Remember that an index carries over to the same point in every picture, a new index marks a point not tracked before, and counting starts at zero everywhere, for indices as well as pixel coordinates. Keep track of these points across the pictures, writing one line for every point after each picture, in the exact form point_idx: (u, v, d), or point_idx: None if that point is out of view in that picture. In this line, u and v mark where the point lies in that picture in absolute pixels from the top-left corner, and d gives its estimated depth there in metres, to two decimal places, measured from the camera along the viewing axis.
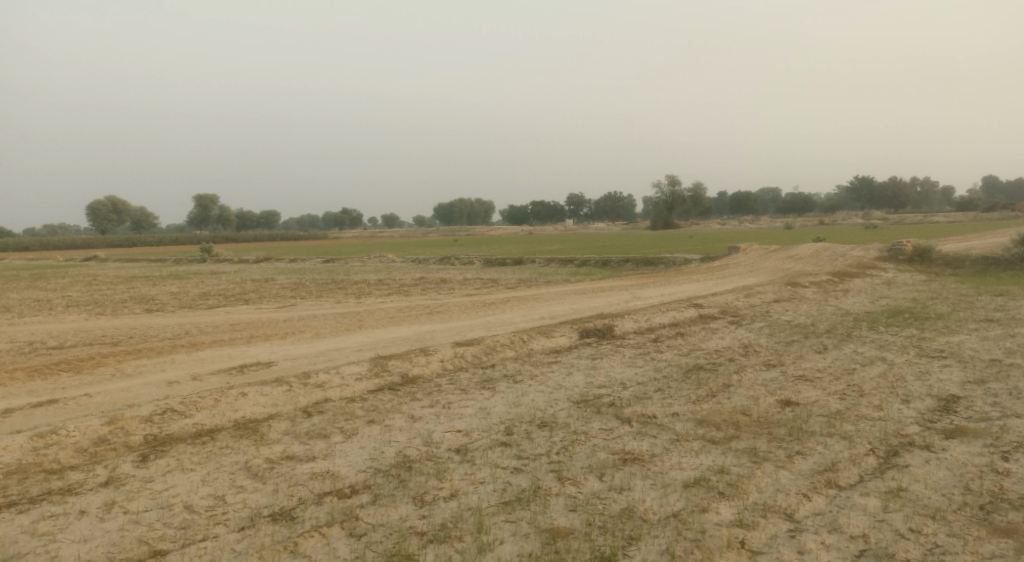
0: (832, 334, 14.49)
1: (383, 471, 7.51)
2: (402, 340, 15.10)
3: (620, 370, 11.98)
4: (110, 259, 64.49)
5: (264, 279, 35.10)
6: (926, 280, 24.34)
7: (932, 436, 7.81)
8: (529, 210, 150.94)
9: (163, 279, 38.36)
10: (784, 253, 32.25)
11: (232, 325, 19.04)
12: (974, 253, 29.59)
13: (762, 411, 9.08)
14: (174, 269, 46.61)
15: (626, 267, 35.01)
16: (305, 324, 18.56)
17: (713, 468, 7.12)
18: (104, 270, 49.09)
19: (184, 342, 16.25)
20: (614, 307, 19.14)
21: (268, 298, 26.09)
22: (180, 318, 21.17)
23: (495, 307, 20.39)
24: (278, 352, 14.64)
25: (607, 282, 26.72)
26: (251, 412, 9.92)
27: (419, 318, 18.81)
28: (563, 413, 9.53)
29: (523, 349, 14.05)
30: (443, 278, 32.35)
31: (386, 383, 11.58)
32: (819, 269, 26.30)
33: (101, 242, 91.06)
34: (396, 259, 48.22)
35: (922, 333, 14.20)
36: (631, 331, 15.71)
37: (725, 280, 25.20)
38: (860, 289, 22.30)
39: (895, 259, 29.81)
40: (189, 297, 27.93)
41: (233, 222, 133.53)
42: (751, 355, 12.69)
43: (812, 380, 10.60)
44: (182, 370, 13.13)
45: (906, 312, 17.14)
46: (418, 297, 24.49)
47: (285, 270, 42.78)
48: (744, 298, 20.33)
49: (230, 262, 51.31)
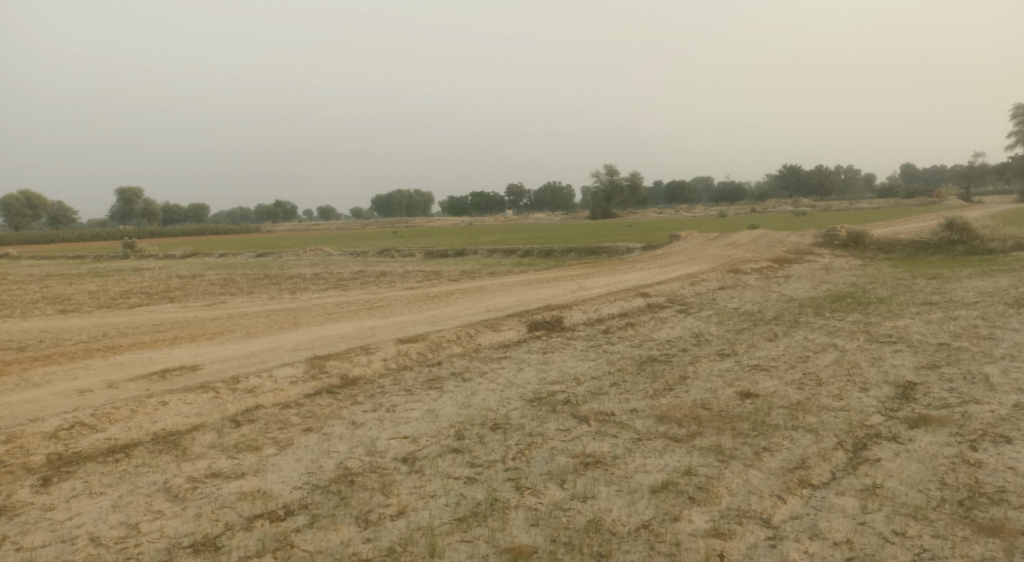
0: (780, 321, 14.46)
1: (322, 487, 6.76)
2: (341, 338, 14.22)
3: (573, 364, 11.52)
4: (21, 256, 60.27)
5: (192, 276, 33.17)
6: (862, 265, 24.97)
7: (897, 426, 7.76)
8: (469, 200, 150.10)
9: (79, 277, 35.81)
10: (725, 240, 32.61)
11: (156, 326, 17.66)
12: (903, 238, 30.64)
13: (722, 405, 8.75)
14: (92, 266, 43.79)
15: (569, 257, 34.77)
16: (236, 323, 17.38)
17: (681, 470, 6.69)
18: (15, 267, 45.73)
19: (100, 346, 14.87)
20: (561, 298, 18.68)
21: (196, 296, 24.55)
22: (97, 319, 19.54)
23: (439, 300, 19.65)
24: (205, 354, 13.53)
25: (553, 272, 26.33)
26: (172, 423, 8.92)
27: (359, 313, 17.89)
28: (516, 413, 8.97)
29: (470, 344, 13.42)
30: (383, 271, 31.30)
31: (324, 386, 10.74)
32: (760, 256, 26.62)
33: (14, 238, 84.97)
34: (333, 252, 46.67)
35: (868, 318, 14.30)
36: (580, 323, 15.30)
37: (669, 268, 25.16)
38: (801, 275, 22.60)
39: (830, 245, 30.59)
40: (107, 296, 26.01)
41: (160, 216, 127.41)
42: (704, 344, 12.44)
43: (768, 369, 10.40)
44: (96, 377, 11.89)
45: (848, 297, 17.38)
46: (357, 291, 23.50)
47: (216, 264, 40.73)
48: (690, 285, 20.26)
49: (155, 258, 48.62)
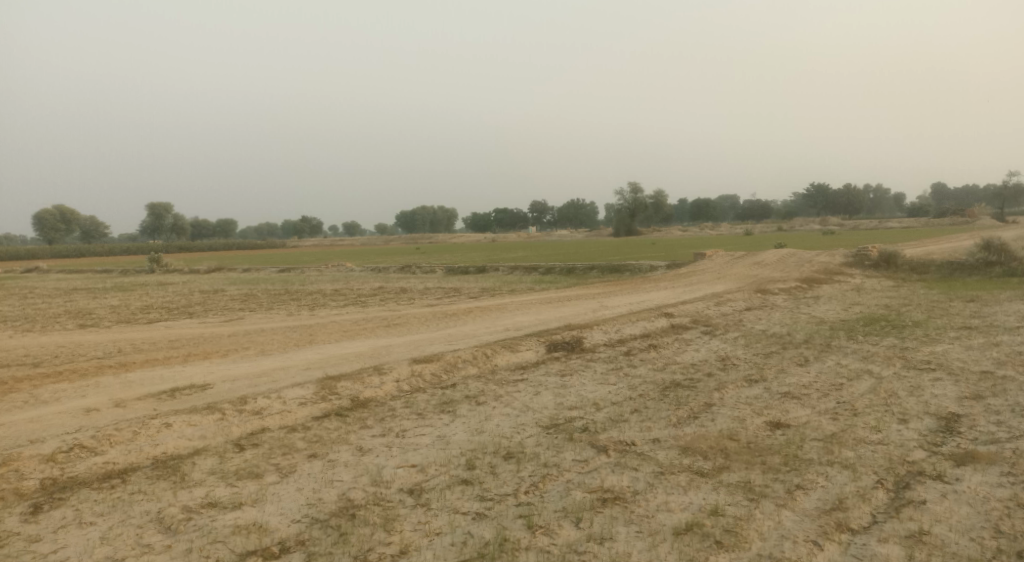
0: (811, 344, 13.83)
1: (322, 521, 6.36)
2: (355, 358, 13.89)
3: (592, 388, 11.04)
4: (52, 269, 61.36)
5: (213, 291, 33.23)
6: (894, 286, 24.08)
7: (942, 463, 7.14)
8: (492, 217, 150.41)
9: (104, 291, 36.09)
10: (751, 259, 31.89)
11: (172, 342, 17.55)
12: (937, 258, 29.62)
13: (751, 436, 8.19)
14: (118, 280, 44.38)
15: (592, 274, 34.29)
16: (251, 340, 17.18)
17: (706, 510, 6.17)
18: (44, 280, 46.41)
19: (113, 362, 14.72)
20: (582, 318, 18.20)
21: (215, 311, 24.49)
22: (115, 334, 19.49)
23: (458, 318, 19.28)
24: (217, 372, 13.31)
25: (574, 290, 25.87)
26: (174, 447, 8.64)
27: (375, 331, 17.58)
28: (531, 441, 8.51)
29: (486, 365, 13.01)
30: (403, 288, 31.07)
31: (333, 408, 10.39)
32: (788, 276, 25.87)
33: (48, 252, 86.84)
34: (355, 267, 46.66)
35: (904, 343, 13.60)
36: (600, 344, 14.82)
37: (693, 287, 24.55)
38: (831, 296, 21.85)
39: (861, 265, 29.69)
40: (128, 310, 26.07)
41: (188, 231, 129.48)
42: (730, 369, 11.88)
43: (799, 397, 9.81)
44: (105, 395, 11.69)
45: (882, 320, 16.64)
46: (376, 308, 23.25)
47: (239, 279, 40.93)
48: (715, 305, 19.65)
49: (181, 273, 49.11)
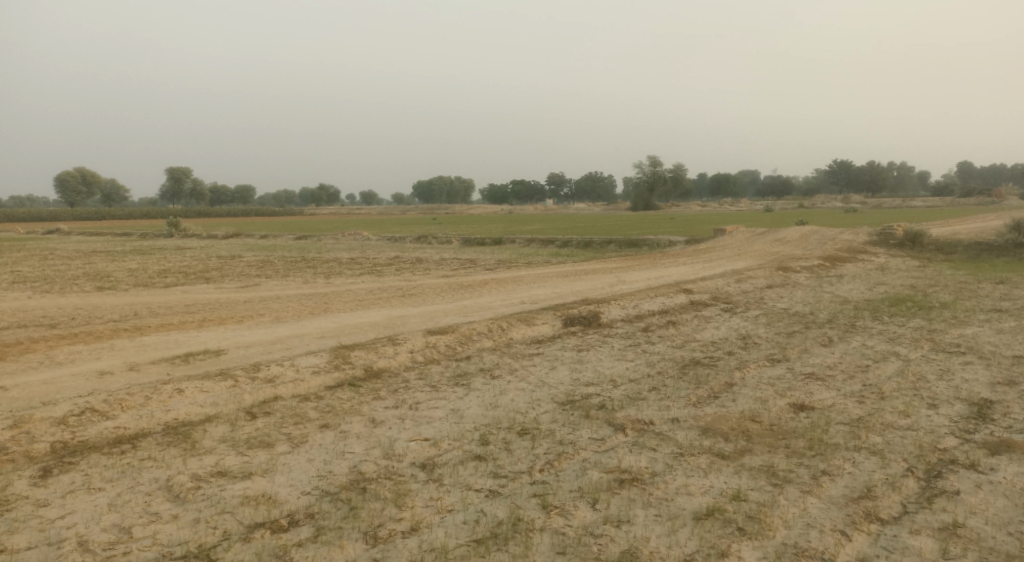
0: (834, 324, 13.46)
1: (332, 494, 6.23)
2: (370, 327, 13.76)
3: (610, 365, 10.82)
4: (72, 232, 61.89)
5: (230, 256, 33.25)
6: (920, 266, 23.49)
7: (975, 451, 6.85)
8: (508, 189, 149.58)
9: (123, 254, 36.27)
10: (772, 235, 31.30)
11: (187, 306, 17.53)
12: (965, 239, 28.86)
13: (774, 418, 7.94)
14: (137, 244, 44.66)
15: (609, 248, 33.90)
16: (266, 306, 17.10)
17: (728, 495, 5.94)
18: (65, 242, 46.79)
19: (129, 325, 14.71)
20: (599, 292, 17.92)
21: (232, 277, 24.48)
22: (132, 298, 19.54)
23: (473, 289, 19.07)
24: (231, 338, 13.23)
25: (591, 264, 25.54)
26: (185, 414, 8.55)
27: (390, 301, 17.44)
28: (546, 417, 8.33)
29: (501, 338, 12.82)
30: (419, 258, 30.92)
31: (347, 377, 10.26)
32: (810, 254, 25.33)
33: (69, 215, 87.66)
34: (371, 236, 46.54)
35: (932, 325, 13.20)
36: (618, 319, 14.56)
37: (712, 263, 24.13)
38: (855, 275, 21.35)
39: (886, 244, 29.04)
40: (146, 274, 26.12)
41: (207, 197, 130.06)
42: (751, 348, 11.59)
43: (823, 379, 9.52)
44: (120, 358, 11.67)
45: (908, 301, 16.20)
46: (391, 278, 23.11)
47: (256, 246, 40.99)
48: (735, 282, 19.26)
49: (200, 238, 49.32)
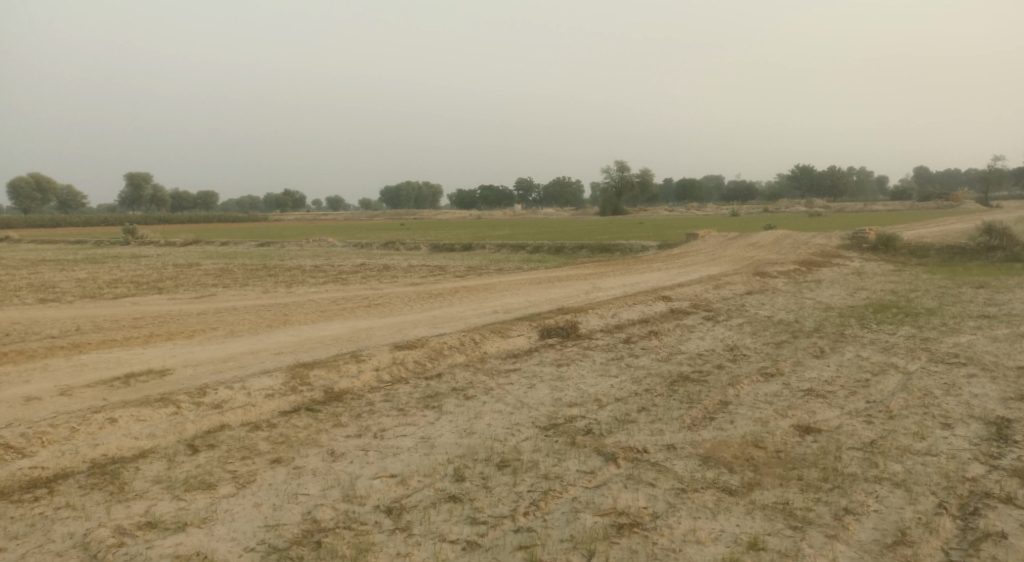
0: (823, 333, 12.87)
1: (281, 551, 5.27)
2: (332, 341, 12.73)
3: (593, 381, 10.00)
4: (21, 239, 59.39)
5: (186, 265, 31.66)
6: (896, 270, 23.23)
7: (1007, 481, 6.18)
8: (477, 194, 148.68)
9: (72, 263, 34.40)
10: (745, 240, 30.99)
11: (135, 320, 16.23)
12: (936, 242, 28.83)
13: (779, 444, 7.21)
14: (89, 252, 42.77)
15: (582, 253, 33.23)
16: (221, 319, 15.93)
17: (744, 543, 5.15)
18: (12, 251, 44.49)
19: (66, 342, 13.40)
20: (576, 300, 17.12)
21: (186, 287, 23.12)
22: (74, 310, 18.09)
23: (443, 298, 18.13)
24: (179, 356, 12.09)
25: (565, 270, 24.79)
26: (116, 448, 7.46)
27: (354, 311, 16.38)
28: (528, 445, 7.46)
29: (475, 352, 11.93)
30: (385, 264, 29.79)
31: (304, 401, 9.23)
32: (785, 258, 24.97)
33: (21, 222, 83.99)
34: (336, 242, 45.19)
35: (923, 333, 12.68)
36: (597, 329, 13.79)
37: (688, 269, 23.58)
38: (833, 280, 20.96)
39: (859, 248, 28.89)
40: (94, 285, 24.52)
41: (168, 203, 126.54)
42: (742, 360, 10.90)
43: (824, 396, 8.82)
44: (50, 381, 10.43)
45: (892, 307, 15.75)
46: (357, 286, 22.00)
47: (215, 253, 39.46)
48: (714, 288, 18.68)
49: (155, 246, 47.36)
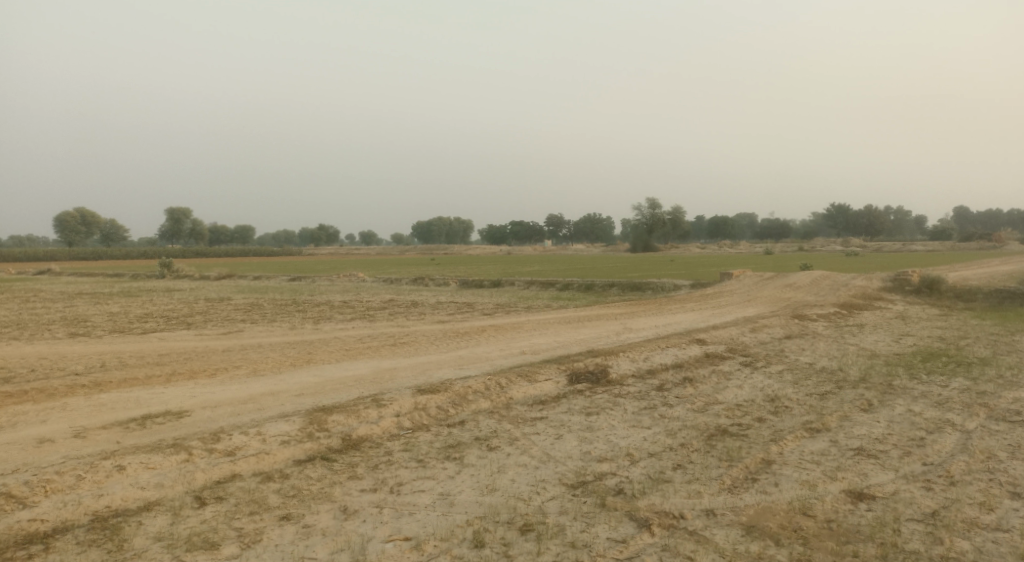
0: (870, 384, 12.10)
1: None
2: (354, 383, 12.37)
3: (624, 433, 9.42)
4: (64, 272, 61.07)
5: (218, 300, 31.88)
6: (942, 315, 22.20)
7: None
8: (507, 230, 149.41)
9: (108, 296, 34.96)
10: (781, 280, 30.14)
11: (161, 356, 16.15)
12: (984, 286, 27.63)
13: (830, 512, 6.56)
14: (127, 285, 43.68)
15: (612, 292, 32.68)
16: (246, 356, 15.75)
17: None
18: (54, 283, 45.58)
19: (88, 380, 13.26)
20: (606, 342, 16.57)
21: (216, 323, 23.15)
22: (102, 346, 18.10)
23: (470, 337, 17.74)
24: (199, 396, 11.84)
25: (595, 309, 24.25)
26: (121, 499, 7.14)
27: (379, 350, 16.03)
28: (554, 506, 6.94)
29: (501, 398, 11.43)
30: (414, 301, 29.59)
31: (320, 449, 8.84)
32: (824, 300, 24.10)
33: (65, 254, 86.51)
34: (367, 278, 45.36)
35: (978, 386, 11.83)
36: (628, 374, 13.21)
37: (723, 310, 22.86)
38: (876, 325, 20.06)
39: (902, 291, 27.83)
40: (126, 319, 24.74)
41: (206, 237, 129.75)
42: (783, 413, 10.22)
43: (877, 457, 8.12)
44: (66, 423, 10.19)
45: (943, 355, 14.86)
46: (384, 324, 21.75)
47: (248, 288, 39.84)
48: (751, 332, 17.97)
49: (190, 280, 48.12)
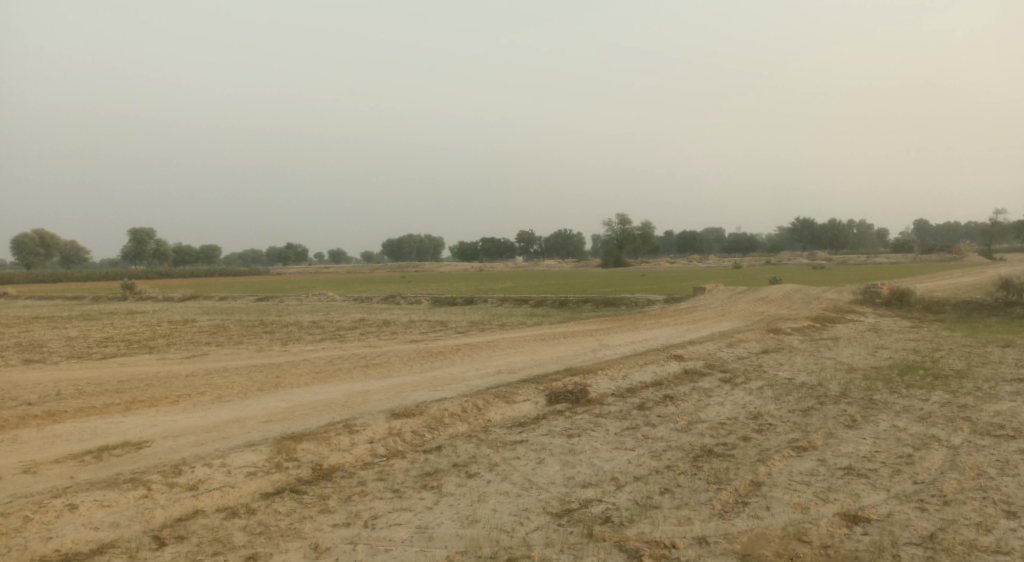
0: (852, 399, 12.00)
1: None
2: (325, 408, 11.87)
3: (608, 456, 9.11)
4: (20, 294, 59.03)
5: (182, 322, 30.90)
6: (913, 327, 22.44)
7: None
8: (478, 247, 149.22)
9: (66, 320, 33.68)
10: (754, 294, 30.29)
11: (120, 382, 15.42)
12: (951, 297, 28.08)
13: (825, 537, 6.32)
14: (87, 308, 42.25)
15: (586, 308, 32.52)
16: (211, 381, 15.12)
17: None
18: (9, 307, 43.93)
19: (41, 410, 12.51)
20: (583, 359, 16.29)
21: (180, 346, 22.35)
22: (58, 373, 17.24)
23: (444, 357, 17.35)
24: (160, 425, 11.24)
25: (570, 326, 24.01)
26: (72, 542, 6.58)
27: (351, 372, 15.51)
28: (539, 537, 6.58)
29: (478, 420, 11.06)
30: (386, 320, 29.03)
31: (289, 480, 8.36)
32: (797, 314, 24.21)
33: (23, 277, 83.68)
34: (337, 297, 44.58)
35: (958, 399, 11.81)
36: (607, 393, 12.94)
37: (697, 325, 22.80)
38: (850, 337, 20.14)
39: (872, 303, 28.15)
40: (84, 344, 23.76)
41: (171, 257, 127.01)
42: (768, 431, 10.03)
43: (866, 476, 7.94)
44: (14, 457, 9.52)
45: (919, 368, 14.89)
46: (355, 344, 21.22)
47: (214, 308, 38.80)
48: (728, 347, 17.87)
49: (154, 301, 46.80)
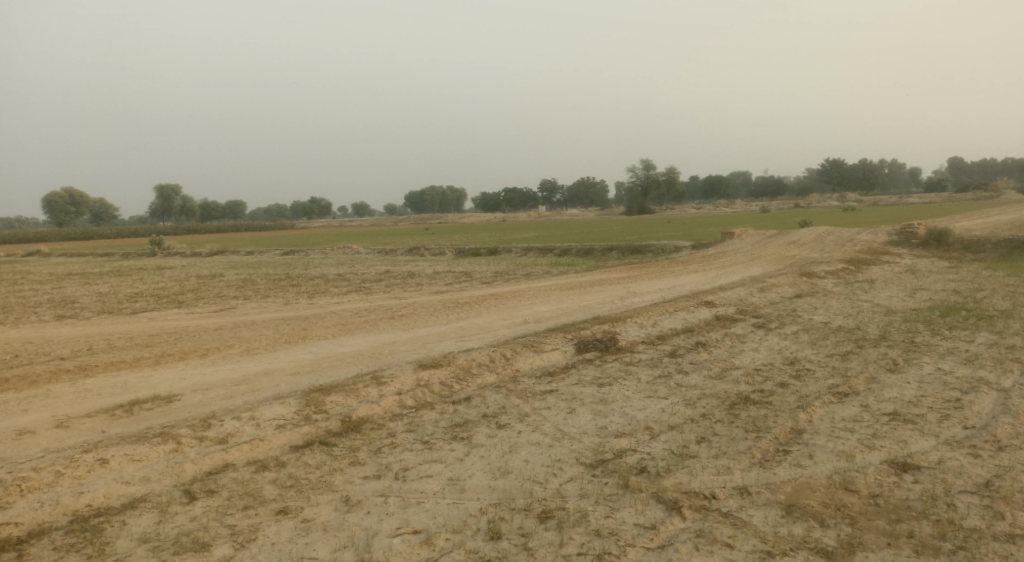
0: (893, 342, 11.57)
1: None
2: (351, 360, 11.77)
3: (641, 405, 8.87)
4: (52, 253, 60.00)
5: (210, 276, 31.08)
6: (952, 267, 21.68)
7: None
8: (501, 198, 148.08)
9: (97, 276, 34.11)
10: (785, 237, 29.50)
11: (150, 337, 15.51)
12: (992, 236, 27.06)
13: (874, 486, 6.04)
14: (117, 264, 42.76)
15: (612, 256, 32.04)
16: (238, 335, 15.14)
17: None
18: (44, 264, 44.67)
19: (73, 365, 12.64)
20: (611, 307, 15.97)
21: (208, 300, 22.46)
22: (89, 328, 17.42)
23: (470, 307, 17.17)
24: (190, 378, 11.24)
25: (597, 274, 23.63)
26: (104, 497, 6.57)
27: (377, 324, 15.41)
28: (574, 489, 6.39)
29: (507, 370, 10.87)
30: (410, 272, 28.90)
31: (318, 432, 8.28)
32: (831, 256, 23.52)
33: (54, 235, 85.09)
34: (361, 249, 44.58)
35: (1005, 340, 11.33)
36: (637, 340, 12.65)
37: (727, 270, 22.27)
38: (887, 280, 19.51)
39: (908, 244, 27.25)
40: (115, 299, 23.99)
41: (197, 213, 128.16)
42: (807, 377, 9.69)
43: (914, 422, 7.60)
44: (48, 412, 9.60)
45: (962, 309, 14.33)
46: (381, 296, 21.12)
47: (241, 263, 39.02)
48: (760, 292, 17.41)
49: (182, 257, 47.20)
